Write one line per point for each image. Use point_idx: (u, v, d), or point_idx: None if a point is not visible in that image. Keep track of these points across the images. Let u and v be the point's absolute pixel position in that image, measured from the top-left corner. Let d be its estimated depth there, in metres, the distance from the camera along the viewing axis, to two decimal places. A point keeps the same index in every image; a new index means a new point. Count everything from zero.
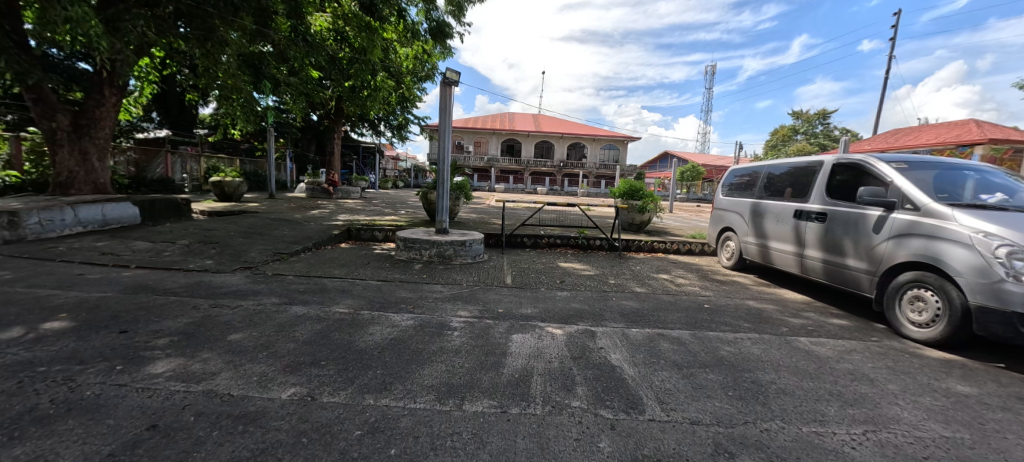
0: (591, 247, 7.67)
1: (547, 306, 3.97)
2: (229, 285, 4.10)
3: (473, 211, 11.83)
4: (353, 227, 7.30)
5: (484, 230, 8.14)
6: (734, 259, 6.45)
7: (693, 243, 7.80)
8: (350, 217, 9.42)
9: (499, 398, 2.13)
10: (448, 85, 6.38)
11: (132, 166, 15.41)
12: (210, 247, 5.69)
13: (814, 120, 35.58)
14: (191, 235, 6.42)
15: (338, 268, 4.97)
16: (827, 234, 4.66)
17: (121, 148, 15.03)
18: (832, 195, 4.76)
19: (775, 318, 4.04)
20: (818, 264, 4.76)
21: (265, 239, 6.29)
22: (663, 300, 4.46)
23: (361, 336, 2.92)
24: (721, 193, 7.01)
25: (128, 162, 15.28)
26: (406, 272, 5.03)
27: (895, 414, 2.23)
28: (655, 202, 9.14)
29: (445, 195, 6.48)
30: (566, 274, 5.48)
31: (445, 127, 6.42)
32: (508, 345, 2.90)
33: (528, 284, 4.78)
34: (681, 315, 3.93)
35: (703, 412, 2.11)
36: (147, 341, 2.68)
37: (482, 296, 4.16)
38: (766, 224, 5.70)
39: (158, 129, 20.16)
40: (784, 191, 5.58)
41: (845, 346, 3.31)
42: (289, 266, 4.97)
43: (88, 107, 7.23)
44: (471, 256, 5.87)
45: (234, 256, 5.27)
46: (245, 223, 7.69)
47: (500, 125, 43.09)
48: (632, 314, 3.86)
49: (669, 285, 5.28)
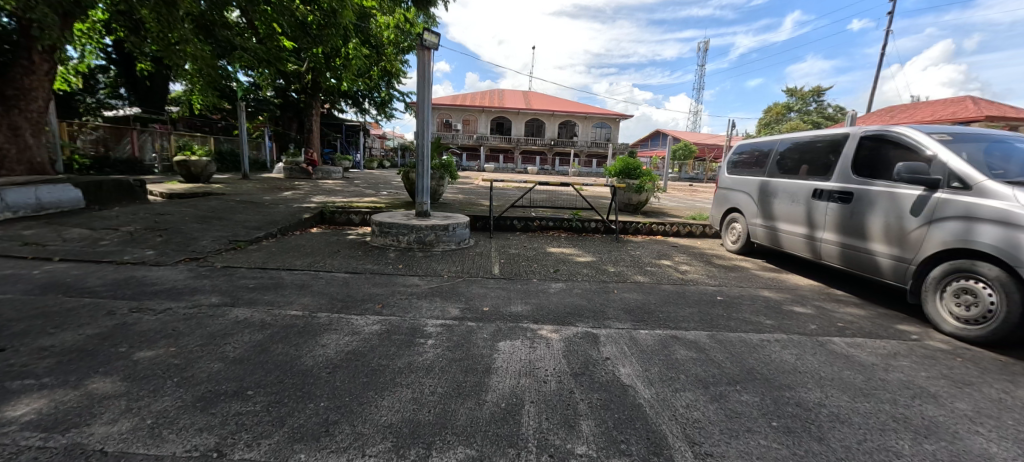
0: (586, 230, 7.16)
1: (540, 302, 3.42)
2: (165, 282, 3.46)
3: (459, 192, 11.20)
4: (326, 210, 6.68)
5: (471, 212, 7.54)
6: (740, 242, 5.98)
7: (694, 225, 7.33)
8: (326, 198, 8.71)
9: (479, 444, 1.59)
10: (426, 51, 5.63)
11: (100, 145, 14.48)
12: (156, 233, 5.00)
13: (809, 97, 35.02)
14: (140, 221, 5.71)
15: (301, 259, 4.35)
16: (848, 215, 4.15)
17: (84, 126, 14.02)
18: (854, 172, 4.25)
19: (799, 312, 3.56)
20: (834, 248, 4.28)
21: (224, 224, 5.62)
22: (669, 291, 3.95)
23: (310, 350, 2.34)
24: (726, 171, 6.48)
25: (95, 141, 14.34)
26: (380, 262, 4.43)
27: (983, 449, 1.76)
28: (653, 181, 8.60)
29: (426, 174, 5.82)
30: (560, 262, 4.92)
31: (424, 98, 5.71)
32: (494, 358, 2.34)
33: (517, 275, 4.21)
34: (693, 310, 3.44)
35: (749, 458, 1.60)
36: (21, 364, 2.05)
37: (465, 290, 3.60)
38: (777, 205, 5.19)
39: (125, 107, 19.06)
40: (798, 168, 5.07)
41: (887, 349, 2.84)
42: (243, 256, 4.33)
43: (14, 75, 6.31)
44: (455, 242, 5.30)
45: (182, 244, 4.61)
46: (205, 206, 6.95)
47: (489, 102, 41.73)
48: (638, 310, 3.35)
49: (673, 272, 4.77)
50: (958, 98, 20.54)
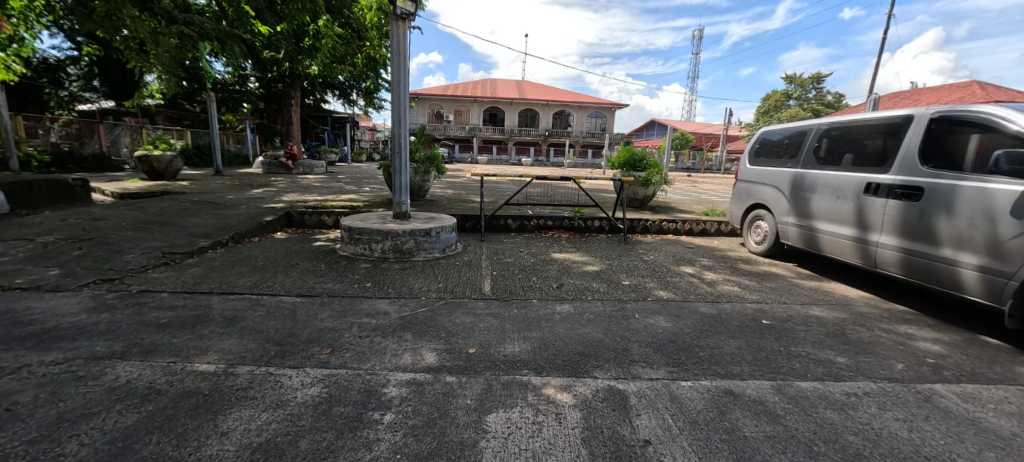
0: (589, 230, 6.37)
1: (544, 338, 2.62)
2: (46, 317, 2.61)
3: (449, 187, 10.35)
4: (294, 211, 5.85)
5: (459, 210, 6.72)
6: (766, 243, 5.24)
7: (708, 222, 6.58)
8: (298, 196, 7.84)
9: None
10: (401, 22, 4.75)
11: (68, 141, 13.44)
12: (76, 244, 4.12)
13: (809, 84, 34.28)
14: (65, 228, 4.81)
15: (246, 276, 3.54)
16: (916, 215, 3.37)
17: (60, 119, 13.17)
18: (923, 161, 3.46)
19: (871, 341, 2.81)
20: (895, 255, 3.52)
21: (166, 232, 4.75)
22: (701, 313, 3.19)
23: (196, 447, 1.52)
24: (747, 161, 5.69)
25: (64, 137, 13.34)
26: (344, 278, 3.62)
27: None
28: (659, 173, 7.84)
29: (404, 169, 4.98)
30: (564, 273, 4.12)
31: (399, 80, 4.85)
32: (479, 453, 1.54)
33: (512, 294, 3.40)
34: (738, 342, 2.68)
35: None
36: None
37: (445, 320, 2.81)
38: (814, 201, 4.42)
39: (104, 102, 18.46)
40: (842, 158, 4.28)
41: (1014, 404, 2.10)
42: (174, 275, 3.50)
43: None
44: (439, 248, 4.52)
45: (100, 259, 3.74)
46: (153, 208, 6.05)
47: (481, 92, 40.51)
48: (669, 345, 2.59)
49: (700, 283, 4.00)
50: (965, 83, 19.95)
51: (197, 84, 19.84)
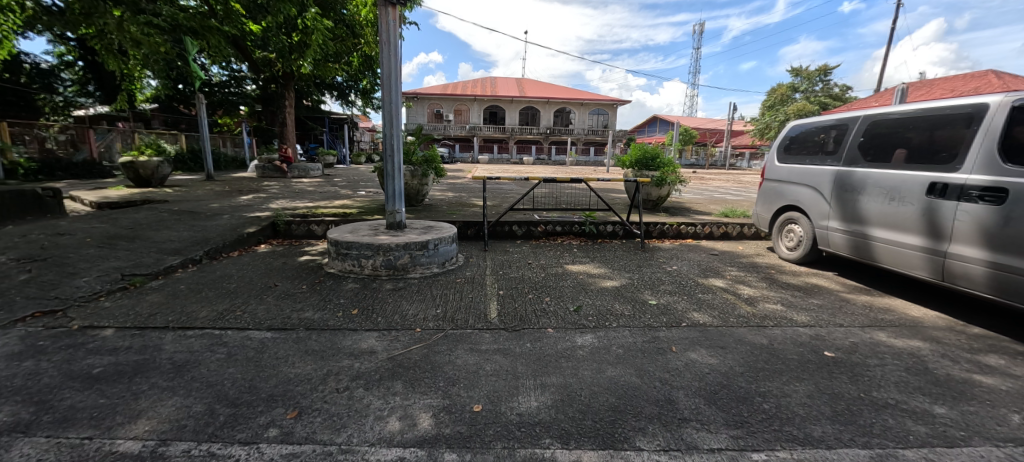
0: (601, 235, 5.86)
1: (566, 385, 2.11)
2: None
3: (450, 190, 9.83)
4: (280, 220, 5.38)
5: (460, 216, 6.22)
6: (801, 249, 4.74)
7: (730, 225, 6.06)
8: (289, 203, 7.38)
9: None
10: (391, 8, 4.22)
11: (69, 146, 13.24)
12: (26, 266, 3.64)
13: (815, 75, 33.42)
14: (22, 245, 4.32)
15: (213, 304, 3.05)
16: (1001, 222, 2.85)
17: (51, 126, 12.77)
18: (1005, 158, 2.93)
19: (966, 381, 2.28)
20: (973, 267, 3.02)
21: (133, 248, 4.27)
22: (748, 343, 2.66)
23: None
24: (776, 158, 5.15)
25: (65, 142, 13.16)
26: (326, 304, 3.12)
27: None
28: (673, 172, 7.30)
29: (398, 174, 4.45)
30: (580, 291, 3.61)
31: (390, 75, 4.32)
32: None
33: (523, 322, 2.89)
34: (806, 387, 2.15)
35: None
36: None
37: (444, 363, 2.29)
38: (865, 204, 3.88)
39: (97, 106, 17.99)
40: (894, 153, 3.75)
41: None
42: (129, 305, 3.01)
43: None
44: (437, 263, 4.02)
45: (47, 285, 3.25)
46: (128, 220, 5.57)
47: (482, 91, 39.97)
48: (724, 394, 2.06)
49: (737, 301, 3.49)
50: (980, 72, 19.20)
51: (191, 87, 19.36)
